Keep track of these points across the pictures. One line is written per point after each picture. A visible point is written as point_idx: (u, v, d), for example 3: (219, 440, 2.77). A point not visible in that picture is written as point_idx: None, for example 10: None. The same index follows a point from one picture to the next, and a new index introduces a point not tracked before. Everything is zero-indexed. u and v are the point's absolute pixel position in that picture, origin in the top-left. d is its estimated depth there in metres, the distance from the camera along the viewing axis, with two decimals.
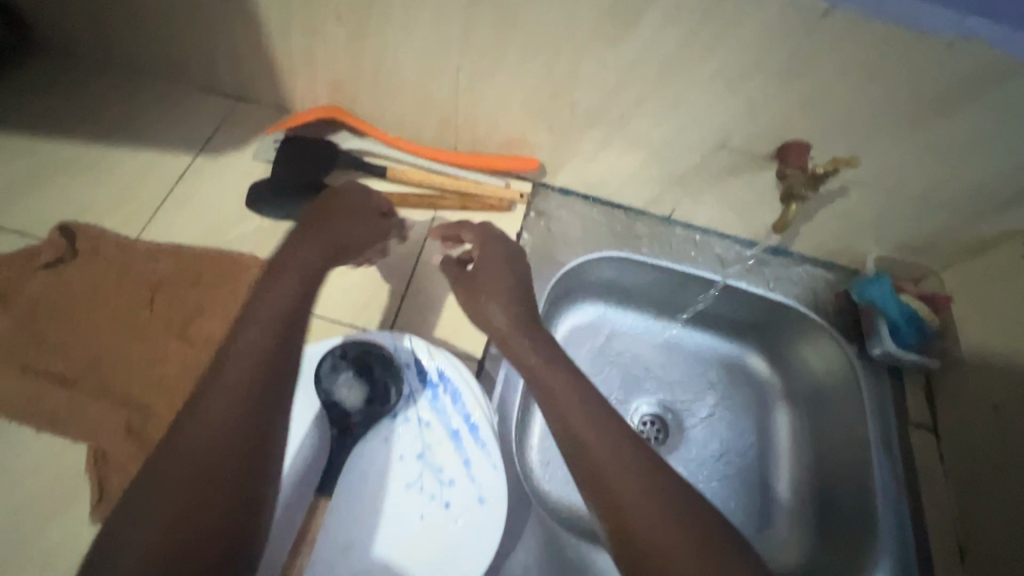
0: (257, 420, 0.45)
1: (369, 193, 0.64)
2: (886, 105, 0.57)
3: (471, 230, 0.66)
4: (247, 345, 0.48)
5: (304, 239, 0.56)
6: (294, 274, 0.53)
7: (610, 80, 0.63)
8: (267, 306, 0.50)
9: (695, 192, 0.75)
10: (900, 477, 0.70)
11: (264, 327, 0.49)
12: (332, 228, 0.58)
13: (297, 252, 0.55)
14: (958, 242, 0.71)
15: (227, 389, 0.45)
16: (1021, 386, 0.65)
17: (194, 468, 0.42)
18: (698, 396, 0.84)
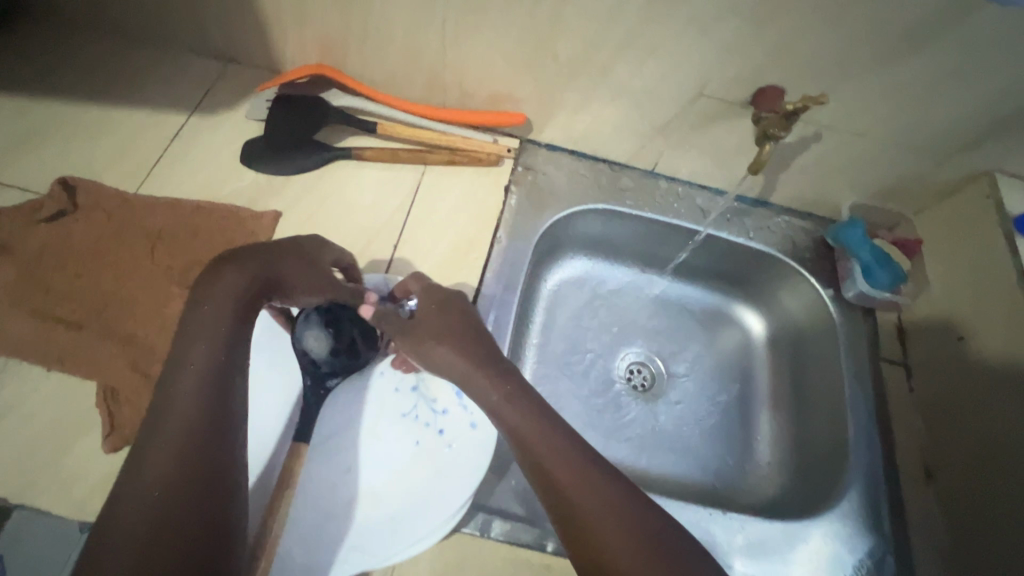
0: (202, 461, 0.46)
1: (309, 246, 0.60)
2: (849, 45, 0.63)
3: (416, 278, 0.63)
4: (185, 390, 0.49)
5: (217, 276, 0.54)
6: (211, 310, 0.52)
7: (592, 29, 0.68)
8: (190, 382, 0.49)
9: (677, 142, 0.82)
10: (871, 404, 0.76)
11: (194, 369, 0.50)
12: (257, 260, 0.55)
13: (215, 290, 0.53)
14: (922, 184, 0.80)
15: (171, 437, 0.47)
16: (981, 316, 0.72)
17: (147, 521, 0.43)
18: (684, 345, 0.92)
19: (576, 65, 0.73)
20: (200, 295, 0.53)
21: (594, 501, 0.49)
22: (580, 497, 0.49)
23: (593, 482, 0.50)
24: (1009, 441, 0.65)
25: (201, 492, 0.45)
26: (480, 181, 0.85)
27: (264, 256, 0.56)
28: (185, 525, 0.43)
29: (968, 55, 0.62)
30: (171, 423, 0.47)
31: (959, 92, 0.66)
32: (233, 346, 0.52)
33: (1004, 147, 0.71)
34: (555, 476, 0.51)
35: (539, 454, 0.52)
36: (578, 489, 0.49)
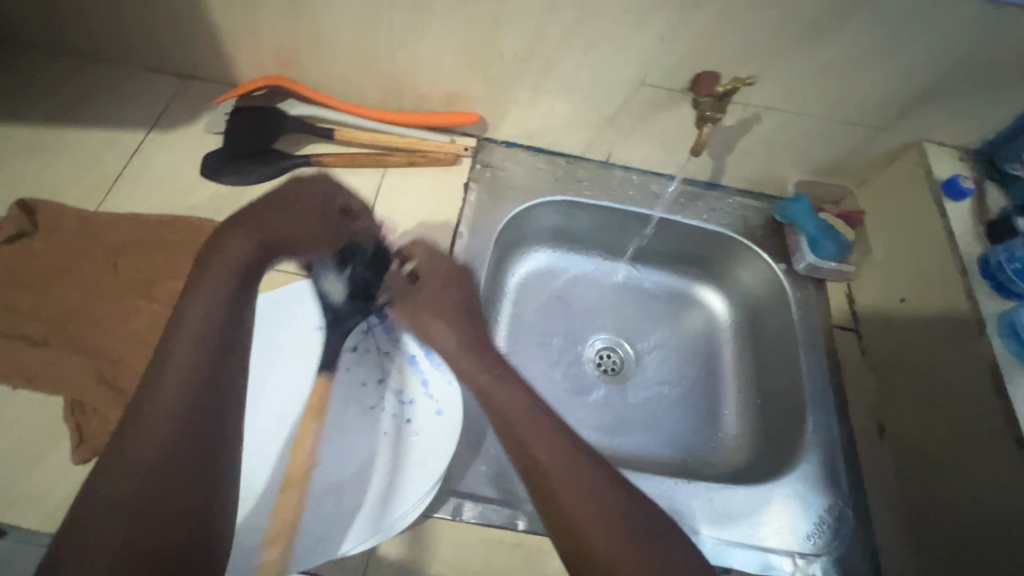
0: (199, 421, 0.47)
1: (307, 198, 0.64)
2: (773, 28, 0.67)
3: (416, 245, 0.69)
4: (182, 352, 0.49)
5: (225, 239, 0.57)
6: (214, 273, 0.54)
7: (533, 26, 0.71)
8: (190, 326, 0.51)
9: (627, 131, 0.85)
10: (825, 369, 0.79)
11: (194, 326, 0.51)
12: (264, 227, 0.59)
13: (222, 252, 0.55)
14: (858, 158, 0.84)
15: (170, 396, 0.47)
16: (922, 277, 0.74)
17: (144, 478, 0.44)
18: (650, 328, 0.95)
19: (522, 61, 0.76)
20: (208, 254, 0.55)
21: (572, 484, 0.50)
22: (561, 477, 0.50)
23: (575, 466, 0.51)
24: (951, 392, 0.68)
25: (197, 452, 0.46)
26: (440, 180, 0.87)
27: (269, 222, 0.59)
28: (179, 485, 0.45)
29: (883, 33, 0.66)
30: (168, 382, 0.48)
31: (881, 67, 0.70)
32: (236, 303, 0.53)
33: (928, 116, 0.75)
34: (538, 457, 0.52)
35: (521, 436, 0.53)
36: (559, 473, 0.50)
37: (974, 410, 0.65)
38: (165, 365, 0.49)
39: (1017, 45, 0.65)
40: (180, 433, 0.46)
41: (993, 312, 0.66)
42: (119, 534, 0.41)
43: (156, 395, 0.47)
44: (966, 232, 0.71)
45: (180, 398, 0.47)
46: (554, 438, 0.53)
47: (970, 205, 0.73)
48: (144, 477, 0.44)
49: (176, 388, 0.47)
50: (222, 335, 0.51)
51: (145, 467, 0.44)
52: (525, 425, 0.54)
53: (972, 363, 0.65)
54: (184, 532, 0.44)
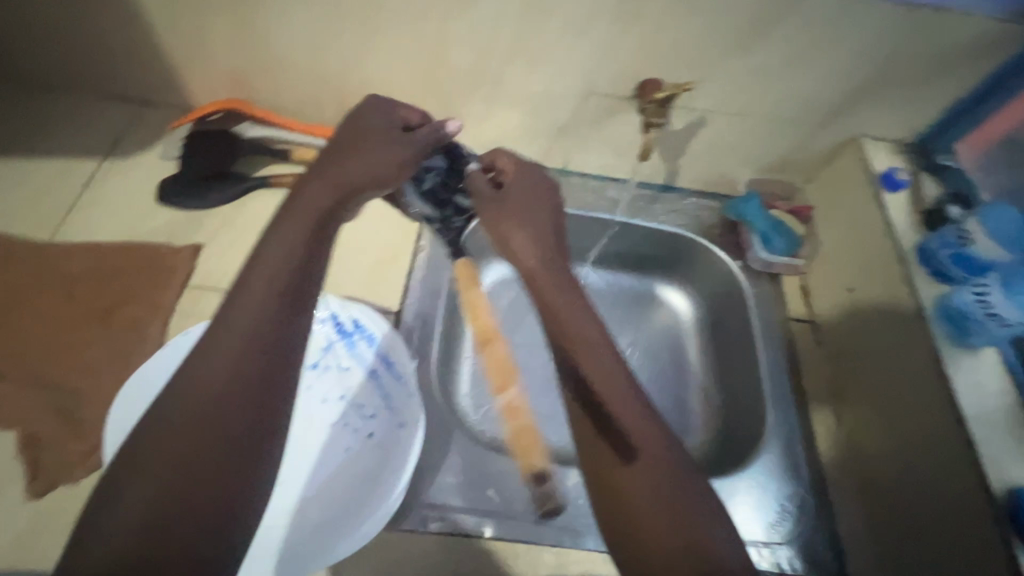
0: (263, 383, 0.44)
1: (387, 117, 0.61)
2: (708, 36, 0.69)
3: (500, 155, 0.70)
4: (255, 296, 0.46)
5: (309, 188, 0.54)
6: (292, 221, 0.51)
7: (478, 42, 0.73)
8: (263, 270, 0.47)
9: (581, 138, 0.87)
10: (782, 361, 0.81)
11: (270, 270, 0.48)
12: (342, 173, 0.56)
13: (305, 198, 0.53)
14: (805, 155, 0.87)
15: (235, 348, 0.44)
16: (868, 269, 0.77)
17: (201, 433, 0.41)
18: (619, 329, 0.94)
19: (472, 75, 0.78)
20: (291, 199, 0.53)
21: (630, 434, 0.50)
22: (619, 424, 0.51)
23: (634, 415, 0.51)
24: (896, 376, 0.70)
25: (258, 413, 0.44)
26: None
27: (351, 168, 0.56)
28: (237, 448, 0.42)
29: (811, 36, 0.69)
30: (235, 333, 0.45)
31: (816, 68, 0.73)
32: (311, 247, 0.51)
33: (864, 113, 0.79)
34: (599, 396, 0.52)
35: (591, 375, 0.53)
36: (618, 418, 0.51)
37: (917, 392, 0.67)
38: (231, 311, 0.45)
39: (939, 43, 0.69)
40: (243, 391, 0.43)
41: (932, 296, 0.68)
42: (160, 490, 0.39)
43: (224, 343, 0.44)
44: (903, 222, 0.75)
45: (244, 354, 0.44)
46: (621, 385, 0.53)
47: (905, 196, 0.77)
48: (202, 431, 0.41)
49: (239, 340, 0.44)
50: (290, 294, 0.48)
51: (205, 420, 0.41)
52: (599, 366, 0.54)
53: (913, 347, 0.68)
54: (227, 501, 0.41)
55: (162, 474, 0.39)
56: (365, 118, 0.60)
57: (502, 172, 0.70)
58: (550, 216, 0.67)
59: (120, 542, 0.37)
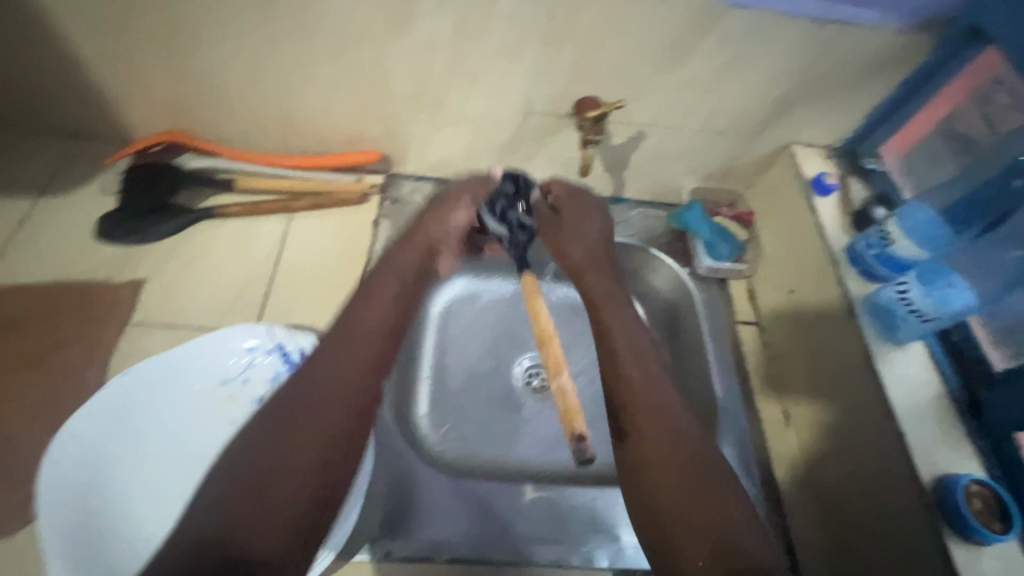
0: (361, 394, 0.58)
1: (463, 183, 0.83)
2: (637, 55, 0.71)
3: (552, 183, 0.83)
4: (362, 331, 0.62)
5: (434, 228, 0.78)
6: (415, 257, 0.75)
7: (415, 68, 0.74)
8: (370, 312, 0.64)
9: (527, 155, 0.88)
10: (730, 364, 0.83)
11: (379, 309, 0.65)
12: (455, 218, 0.79)
13: (427, 236, 0.77)
14: (742, 163, 0.90)
15: (340, 365, 0.59)
16: (804, 271, 0.80)
17: (305, 422, 0.55)
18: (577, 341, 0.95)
19: (412, 99, 0.79)
20: (417, 236, 0.77)
21: (654, 416, 0.59)
22: (646, 407, 0.60)
23: (661, 400, 0.60)
24: (835, 373, 0.73)
25: (352, 415, 0.57)
26: (348, 219, 0.88)
27: (458, 216, 0.79)
28: (332, 439, 0.55)
29: (734, 52, 0.71)
30: (344, 353, 0.60)
31: (744, 82, 0.76)
32: (403, 296, 0.69)
33: (794, 121, 0.82)
34: (633, 381, 0.62)
35: (623, 365, 0.64)
36: (646, 402, 0.60)
37: (853, 388, 0.70)
38: (346, 337, 0.62)
39: (855, 55, 0.72)
40: (341, 397, 0.57)
41: (861, 295, 0.72)
42: (259, 469, 0.52)
43: (331, 360, 0.59)
44: (833, 225, 0.78)
45: (347, 371, 0.59)
46: (651, 378, 0.63)
47: (835, 199, 0.81)
48: (306, 422, 0.55)
49: (346, 361, 0.59)
50: (394, 330, 0.65)
51: (306, 414, 0.55)
52: (630, 359, 0.64)
53: (847, 344, 0.71)
54: (309, 488, 0.53)
55: (261, 457, 0.53)
56: (444, 196, 0.82)
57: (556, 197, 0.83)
58: (598, 231, 0.83)
59: (234, 489, 0.51)
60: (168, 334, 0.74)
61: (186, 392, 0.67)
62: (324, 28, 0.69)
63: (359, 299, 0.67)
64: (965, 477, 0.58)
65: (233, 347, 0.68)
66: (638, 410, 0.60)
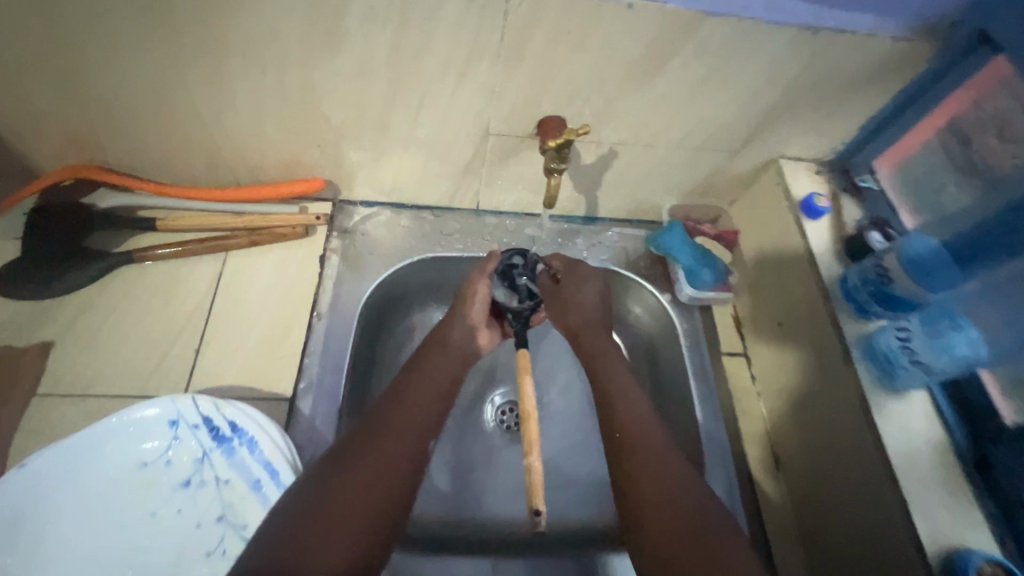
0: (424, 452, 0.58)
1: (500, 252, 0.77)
2: (603, 70, 0.62)
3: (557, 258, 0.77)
4: (421, 394, 0.62)
5: (467, 309, 0.71)
6: (460, 333, 0.70)
7: (351, 90, 0.64)
8: (429, 377, 0.64)
9: (488, 178, 0.79)
10: (718, 404, 0.76)
11: (435, 376, 0.65)
12: (478, 294, 0.71)
13: (465, 319, 0.70)
14: (726, 179, 0.82)
15: (408, 415, 0.59)
16: (794, 302, 0.73)
17: (373, 461, 0.54)
18: (554, 370, 0.88)
19: (351, 123, 0.69)
20: (453, 318, 0.71)
21: (648, 454, 0.61)
22: (638, 444, 0.62)
23: (652, 440, 0.63)
24: (828, 419, 0.67)
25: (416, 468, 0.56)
26: (290, 256, 0.78)
27: (484, 289, 0.71)
28: (397, 485, 0.54)
29: (712, 63, 0.62)
30: (412, 406, 0.60)
31: (727, 96, 0.67)
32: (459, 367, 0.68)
33: (782, 134, 0.74)
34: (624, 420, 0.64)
35: (617, 404, 0.66)
36: (639, 441, 0.62)
37: (848, 437, 0.63)
38: (413, 392, 0.62)
39: (850, 64, 0.63)
40: (406, 446, 0.57)
41: (856, 335, 0.65)
42: (310, 516, 0.49)
43: (395, 408, 0.59)
44: (825, 253, 0.71)
45: (413, 425, 0.59)
46: (643, 416, 0.65)
47: (828, 223, 0.73)
48: (373, 460, 0.54)
49: (413, 413, 0.60)
50: (450, 395, 0.65)
51: (372, 453, 0.55)
52: (624, 400, 0.66)
53: (843, 391, 0.64)
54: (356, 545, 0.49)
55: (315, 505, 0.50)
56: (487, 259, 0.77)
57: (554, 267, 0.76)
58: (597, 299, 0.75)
59: (281, 534, 0.48)
60: (80, 406, 0.65)
61: (95, 485, 0.57)
62: (235, 49, 0.59)
63: (418, 362, 0.66)
64: (977, 556, 0.52)
65: (152, 425, 0.59)
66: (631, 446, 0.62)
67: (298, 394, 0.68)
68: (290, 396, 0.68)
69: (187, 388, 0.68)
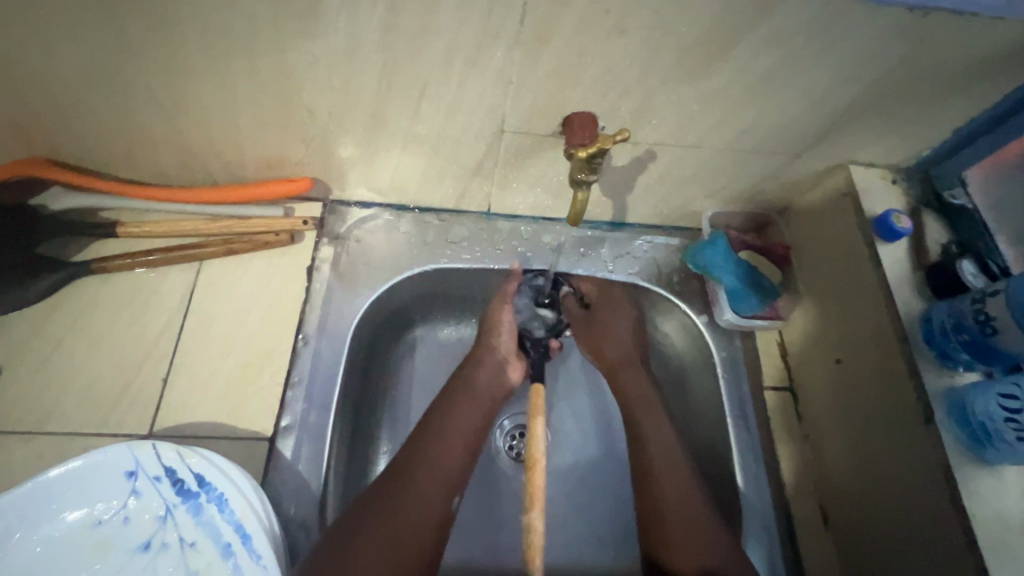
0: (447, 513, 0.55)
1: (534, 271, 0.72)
2: (647, 58, 0.50)
3: (586, 280, 0.73)
4: (445, 448, 0.58)
5: (495, 341, 0.66)
6: (487, 373, 0.65)
7: (336, 79, 0.52)
8: (456, 427, 0.60)
9: (502, 181, 0.67)
10: (758, 449, 0.67)
11: (461, 424, 0.60)
12: (503, 324, 0.67)
13: (493, 355, 0.66)
14: (782, 184, 0.69)
15: (429, 474, 0.56)
16: (858, 339, 0.62)
17: (388, 528, 0.52)
18: (572, 392, 0.78)
19: (340, 118, 0.57)
20: (481, 356, 0.65)
21: (682, 520, 0.57)
22: (671, 508, 0.58)
23: (688, 507, 0.58)
24: (895, 483, 0.57)
25: (436, 532, 0.54)
26: (273, 267, 0.69)
27: (507, 318, 0.68)
28: (417, 550, 0.52)
29: (785, 52, 0.50)
30: (434, 464, 0.57)
31: (796, 92, 0.54)
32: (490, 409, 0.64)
33: (856, 136, 0.61)
34: (657, 477, 0.60)
35: (650, 457, 0.62)
36: (672, 509, 0.58)
37: (916, 506, 0.54)
38: (435, 445, 0.58)
39: (960, 54, 0.50)
40: (427, 510, 0.54)
41: (939, 389, 0.54)
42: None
43: (417, 466, 0.56)
44: (902, 284, 0.59)
45: (434, 485, 0.56)
46: (676, 478, 0.60)
47: (904, 246, 0.62)
48: (389, 527, 0.52)
49: (435, 471, 0.56)
50: (478, 443, 0.61)
51: (387, 519, 0.52)
52: (660, 451, 0.62)
53: (915, 453, 0.54)
54: None
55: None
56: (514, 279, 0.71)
57: (588, 293, 0.72)
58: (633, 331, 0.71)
59: None
60: (29, 447, 0.58)
61: (45, 545, 0.51)
62: (190, 29, 0.47)
63: (445, 404, 0.62)
64: None
65: (107, 476, 0.52)
66: (662, 508, 0.58)
67: (278, 434, 0.60)
68: (269, 435, 0.60)
69: (152, 425, 0.59)
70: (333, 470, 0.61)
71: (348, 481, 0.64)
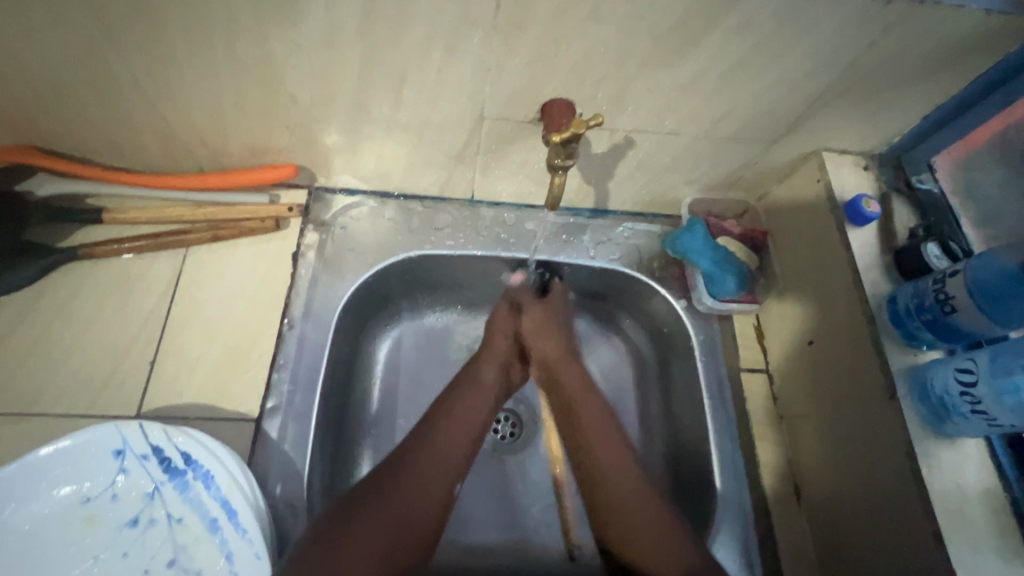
0: (446, 501, 0.56)
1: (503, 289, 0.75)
2: (621, 47, 0.51)
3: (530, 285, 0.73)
4: (450, 434, 0.59)
5: (496, 342, 0.69)
6: (492, 370, 0.67)
7: (316, 67, 0.53)
8: (461, 414, 0.61)
9: (485, 168, 0.68)
10: (734, 428, 0.68)
11: (468, 413, 0.61)
12: (502, 327, 0.70)
13: (497, 356, 0.68)
14: (759, 171, 0.71)
15: (428, 463, 0.56)
16: (830, 321, 0.64)
17: (395, 501, 0.53)
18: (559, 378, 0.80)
19: (323, 105, 0.58)
20: (485, 356, 0.68)
21: (641, 519, 0.55)
22: (619, 507, 0.57)
23: (648, 514, 0.55)
24: (864, 462, 0.58)
25: (432, 518, 0.54)
26: (258, 252, 0.70)
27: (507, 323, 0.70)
28: (418, 525, 0.53)
29: (756, 40, 0.51)
30: (434, 457, 0.57)
31: (769, 80, 0.56)
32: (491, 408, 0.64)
33: (829, 124, 0.63)
34: (601, 473, 0.59)
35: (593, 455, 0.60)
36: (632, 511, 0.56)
37: (882, 483, 0.56)
38: (436, 438, 0.58)
39: (925, 43, 0.52)
40: (425, 495, 0.54)
41: (903, 368, 0.57)
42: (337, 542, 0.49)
43: (419, 454, 0.56)
44: (872, 268, 0.62)
45: (432, 480, 0.55)
46: (633, 483, 0.58)
47: (875, 230, 0.63)
48: (388, 509, 0.52)
49: (438, 457, 0.57)
50: (478, 439, 0.61)
51: (383, 505, 0.52)
52: (600, 445, 0.60)
53: (881, 429, 0.56)
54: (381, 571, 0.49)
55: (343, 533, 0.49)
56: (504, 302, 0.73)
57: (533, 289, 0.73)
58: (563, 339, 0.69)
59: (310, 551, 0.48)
60: (17, 429, 0.59)
61: (33, 523, 0.52)
62: (172, 18, 0.48)
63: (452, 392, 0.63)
64: None
65: (96, 454, 0.53)
66: (608, 502, 0.57)
67: (265, 415, 0.61)
68: (256, 417, 0.61)
69: (139, 406, 0.61)
70: (318, 451, 0.62)
71: (333, 461, 0.66)
